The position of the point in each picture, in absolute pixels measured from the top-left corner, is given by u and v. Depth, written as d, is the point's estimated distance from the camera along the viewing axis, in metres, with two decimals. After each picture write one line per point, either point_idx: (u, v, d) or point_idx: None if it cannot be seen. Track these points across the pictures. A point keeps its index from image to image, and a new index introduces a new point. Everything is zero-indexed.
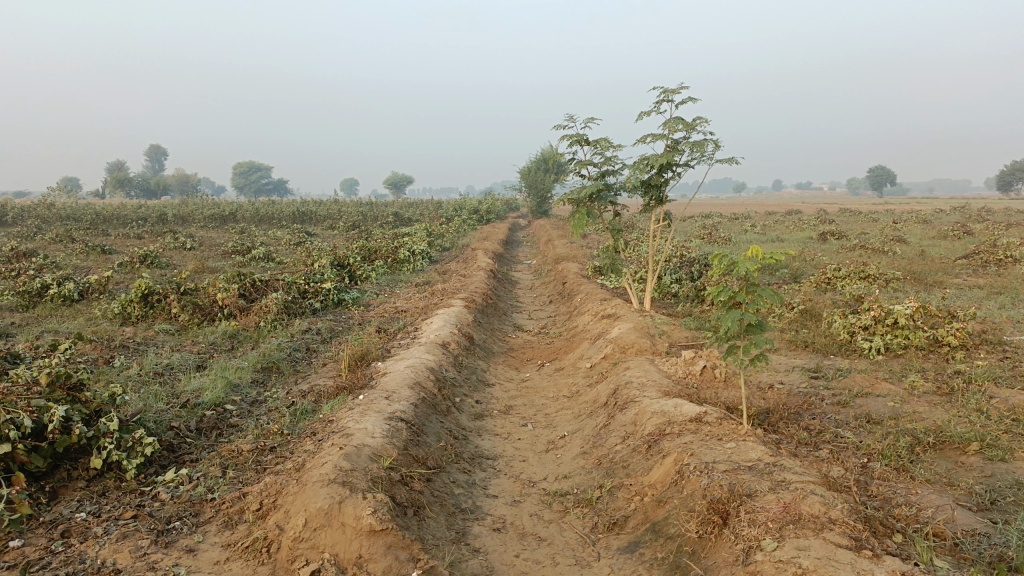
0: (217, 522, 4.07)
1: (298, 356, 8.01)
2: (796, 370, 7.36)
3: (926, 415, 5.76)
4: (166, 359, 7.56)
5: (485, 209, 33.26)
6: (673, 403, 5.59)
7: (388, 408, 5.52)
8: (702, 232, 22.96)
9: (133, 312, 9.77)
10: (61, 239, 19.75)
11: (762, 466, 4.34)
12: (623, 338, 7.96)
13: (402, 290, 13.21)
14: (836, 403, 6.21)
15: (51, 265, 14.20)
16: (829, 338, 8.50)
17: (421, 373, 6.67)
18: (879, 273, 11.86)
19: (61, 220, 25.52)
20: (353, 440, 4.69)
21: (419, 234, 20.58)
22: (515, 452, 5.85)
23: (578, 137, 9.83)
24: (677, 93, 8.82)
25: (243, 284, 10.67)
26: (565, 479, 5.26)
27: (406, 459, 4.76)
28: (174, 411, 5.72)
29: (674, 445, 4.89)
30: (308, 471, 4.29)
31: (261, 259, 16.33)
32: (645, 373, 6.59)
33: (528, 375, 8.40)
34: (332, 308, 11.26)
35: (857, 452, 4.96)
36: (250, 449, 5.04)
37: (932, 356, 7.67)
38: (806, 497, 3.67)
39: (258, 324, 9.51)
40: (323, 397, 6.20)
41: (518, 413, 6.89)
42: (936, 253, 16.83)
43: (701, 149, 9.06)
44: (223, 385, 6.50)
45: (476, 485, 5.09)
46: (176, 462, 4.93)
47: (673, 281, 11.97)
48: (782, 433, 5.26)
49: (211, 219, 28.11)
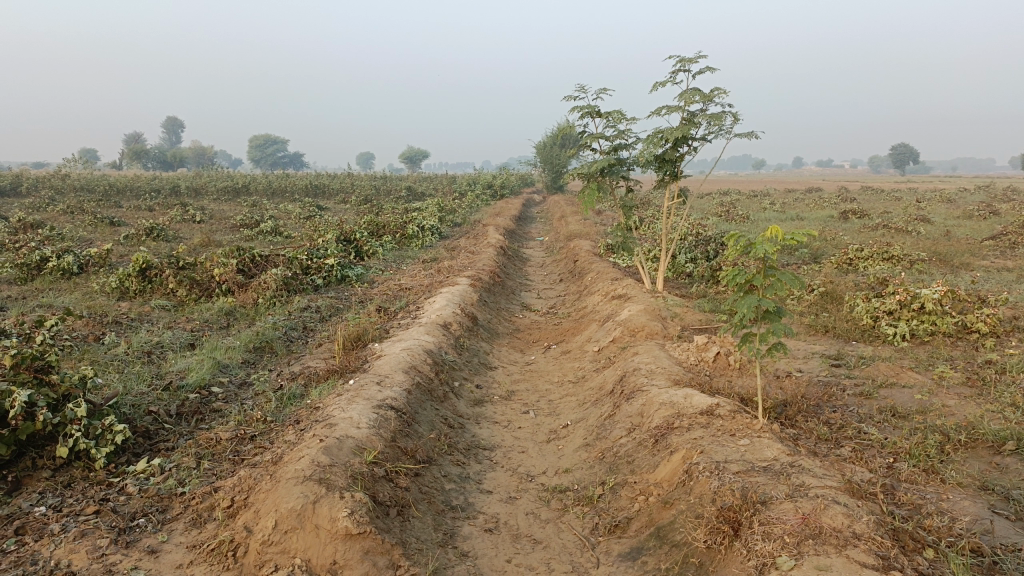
0: (185, 520, 3.76)
1: (293, 335, 7.69)
2: (815, 357, 6.95)
3: (956, 409, 5.36)
4: (157, 337, 7.26)
5: (499, 184, 32.80)
6: (683, 393, 5.21)
7: (379, 394, 5.18)
8: (718, 210, 22.42)
9: (131, 287, 9.49)
10: (72, 210, 19.54)
11: (779, 467, 3.96)
12: (633, 320, 7.57)
13: (409, 267, 12.87)
14: (859, 394, 5.81)
15: (55, 237, 13.97)
16: (851, 322, 8.08)
17: (418, 356, 6.32)
18: (903, 255, 11.39)
19: (76, 191, 25.34)
20: (336, 431, 4.36)
21: (431, 211, 20.26)
22: (515, 442, 5.51)
23: (590, 109, 9.38)
24: (694, 63, 8.36)
25: (243, 259, 10.35)
26: (565, 474, 4.92)
27: (393, 453, 4.43)
28: (155, 394, 5.42)
29: (682, 440, 4.53)
30: (283, 466, 3.97)
31: (268, 233, 16.03)
32: (655, 360, 6.21)
33: (533, 358, 8.04)
34: (335, 285, 10.92)
35: (881, 450, 4.58)
36: (229, 438, 4.74)
37: (960, 345, 7.26)
38: (827, 508, 3.28)
39: (256, 301, 9.20)
40: (313, 380, 5.88)
41: (521, 399, 6.55)
42: (963, 233, 16.27)
43: (720, 122, 8.60)
44: (210, 366, 6.19)
45: (470, 479, 4.76)
46: (150, 450, 4.63)
47: (688, 261, 11.55)
48: (800, 427, 4.89)
49: (225, 191, 27.81)
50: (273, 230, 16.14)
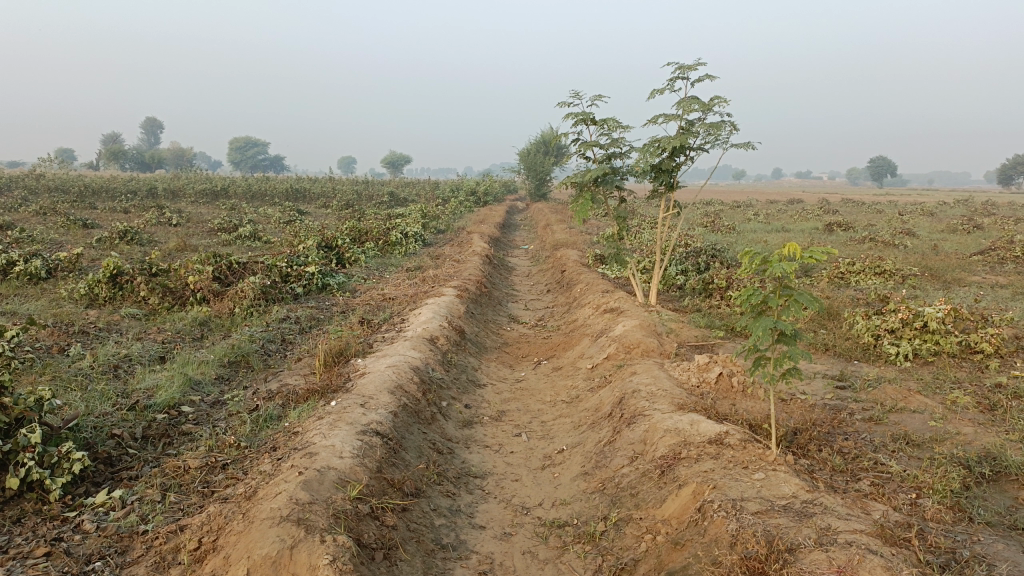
0: (147, 563, 3.37)
1: (271, 349, 7.29)
2: (819, 378, 6.67)
3: (972, 437, 5.10)
4: (126, 349, 6.83)
5: (483, 190, 32.45)
6: (688, 420, 4.89)
7: (363, 418, 4.81)
8: (704, 221, 22.26)
9: (101, 294, 9.03)
10: (44, 211, 18.91)
11: (800, 506, 3.65)
12: (628, 336, 7.25)
13: (392, 275, 12.49)
14: (868, 419, 5.53)
15: (24, 239, 13.41)
16: (851, 340, 7.82)
17: (404, 374, 5.95)
18: (896, 270, 11.19)
19: (49, 192, 24.63)
20: (316, 462, 3.98)
21: (414, 217, 19.86)
22: (507, 469, 5.16)
23: (584, 116, 9.07)
24: (693, 70, 8.10)
25: (219, 266, 9.93)
26: (563, 506, 4.57)
27: (379, 486, 4.06)
28: (120, 415, 5.02)
29: (691, 473, 4.21)
30: (258, 503, 3.59)
31: (247, 237, 15.57)
32: (655, 381, 5.88)
33: (523, 374, 7.70)
34: (315, 294, 10.51)
35: (902, 484, 4.27)
36: (199, 466, 4.35)
37: (964, 365, 7.01)
38: (864, 562, 2.99)
39: (232, 311, 8.79)
40: (292, 400, 5.49)
41: (512, 420, 6.20)
42: (949, 247, 16.16)
43: (717, 132, 8.33)
44: (181, 383, 5.78)
45: (461, 513, 4.40)
46: (111, 480, 4.24)
47: (678, 273, 11.27)
48: (813, 457, 4.59)
49: (203, 194, 27.20)
50: (252, 234, 15.69)
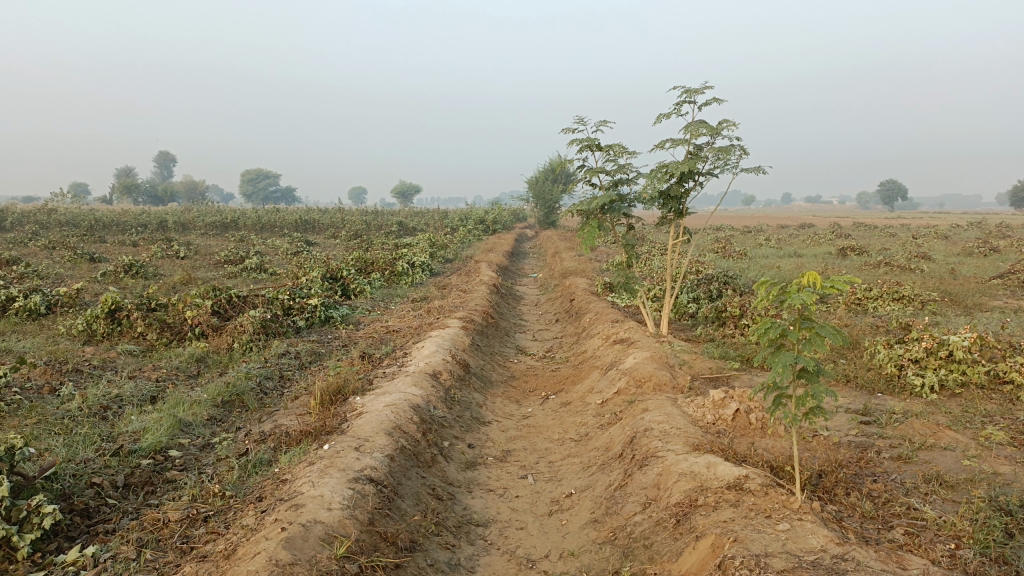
0: None
1: (268, 387, 7.01)
2: (842, 413, 6.31)
3: (1011, 477, 4.73)
4: (117, 389, 6.57)
5: (492, 219, 32.31)
6: (705, 462, 4.57)
7: (356, 463, 4.51)
8: (715, 247, 21.93)
9: (98, 329, 8.81)
10: (52, 246, 18.81)
11: (830, 562, 3.33)
12: (639, 369, 6.93)
13: (397, 307, 12.24)
14: (896, 457, 5.18)
15: (27, 275, 13.23)
16: (873, 371, 7.46)
17: (404, 414, 5.64)
18: (916, 296, 10.82)
19: (60, 226, 24.66)
20: (303, 515, 3.69)
21: (421, 246, 19.65)
22: (512, 516, 4.83)
23: (589, 142, 8.85)
24: (700, 94, 7.86)
25: (219, 300, 9.70)
26: (571, 559, 4.24)
27: (370, 541, 3.76)
28: (101, 461, 4.74)
29: (710, 523, 3.89)
30: (236, 563, 3.30)
31: (253, 269, 15.38)
32: (668, 418, 5.56)
33: (530, 410, 7.39)
34: (317, 327, 10.26)
35: (939, 534, 3.91)
36: (180, 518, 4.07)
37: (994, 397, 6.63)
38: None
39: (230, 347, 8.53)
40: (284, 443, 5.20)
41: (517, 461, 5.88)
42: (968, 271, 15.75)
43: (727, 156, 8.08)
44: (171, 425, 5.50)
45: (460, 568, 4.08)
46: (86, 534, 3.95)
47: (690, 302, 10.95)
48: (841, 503, 4.25)
49: (212, 226, 27.15)
50: (258, 266, 15.50)
